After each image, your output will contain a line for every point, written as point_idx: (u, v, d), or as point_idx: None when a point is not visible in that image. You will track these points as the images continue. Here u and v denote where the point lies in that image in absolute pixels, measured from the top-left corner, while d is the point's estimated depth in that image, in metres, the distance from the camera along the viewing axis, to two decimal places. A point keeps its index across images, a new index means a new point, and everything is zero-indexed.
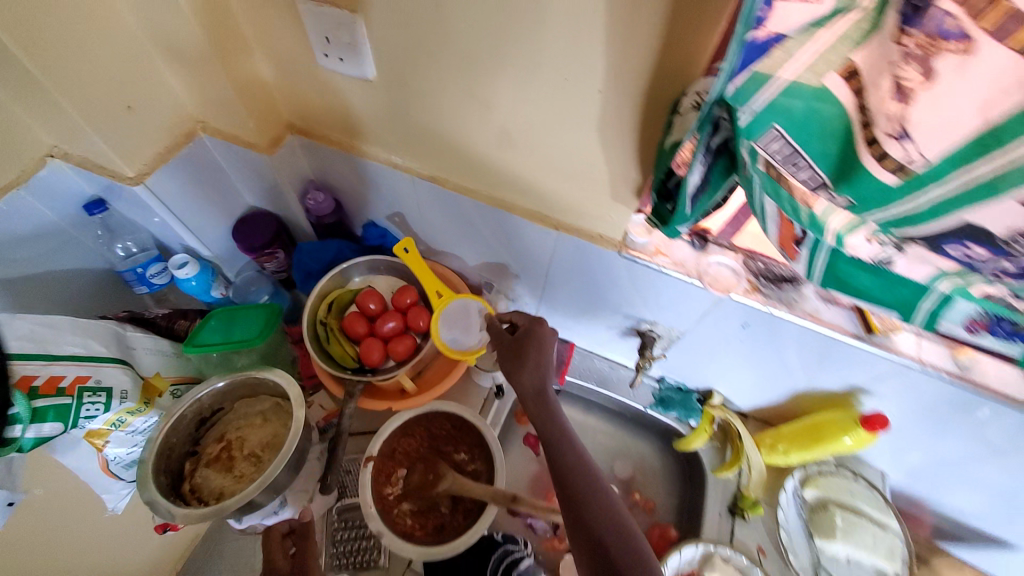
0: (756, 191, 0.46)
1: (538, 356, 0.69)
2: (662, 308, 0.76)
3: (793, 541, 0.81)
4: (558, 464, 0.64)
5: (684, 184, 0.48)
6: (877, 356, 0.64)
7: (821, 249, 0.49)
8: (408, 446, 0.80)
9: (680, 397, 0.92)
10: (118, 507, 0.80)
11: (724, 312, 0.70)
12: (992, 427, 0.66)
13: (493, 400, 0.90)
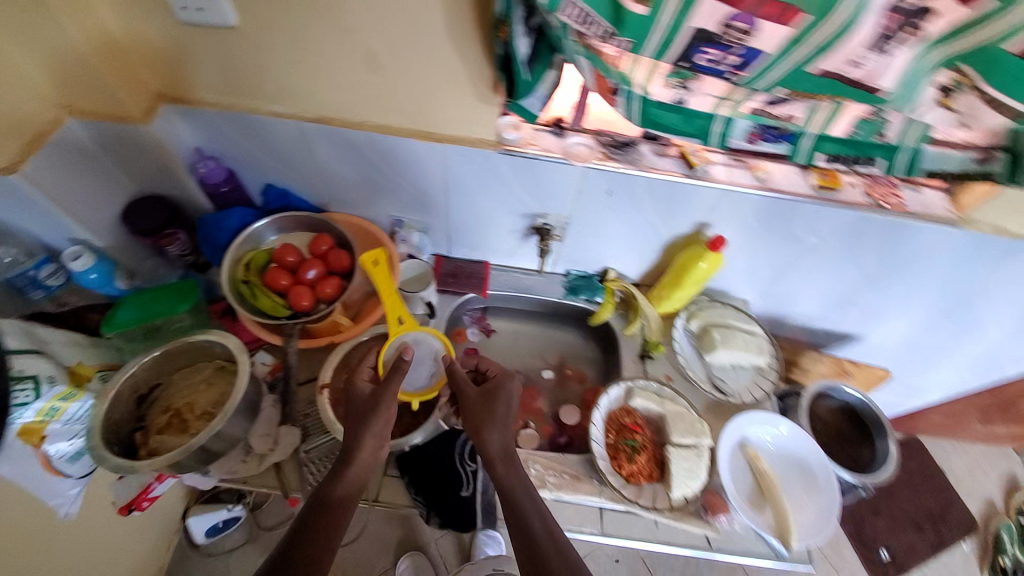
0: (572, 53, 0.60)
1: (504, 411, 0.73)
2: (547, 197, 0.89)
3: (691, 362, 1.01)
4: (523, 520, 0.66)
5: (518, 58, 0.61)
6: (702, 187, 0.83)
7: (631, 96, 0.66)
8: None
9: (585, 281, 1.08)
10: (70, 510, 0.79)
11: (590, 183, 0.85)
12: (797, 227, 0.88)
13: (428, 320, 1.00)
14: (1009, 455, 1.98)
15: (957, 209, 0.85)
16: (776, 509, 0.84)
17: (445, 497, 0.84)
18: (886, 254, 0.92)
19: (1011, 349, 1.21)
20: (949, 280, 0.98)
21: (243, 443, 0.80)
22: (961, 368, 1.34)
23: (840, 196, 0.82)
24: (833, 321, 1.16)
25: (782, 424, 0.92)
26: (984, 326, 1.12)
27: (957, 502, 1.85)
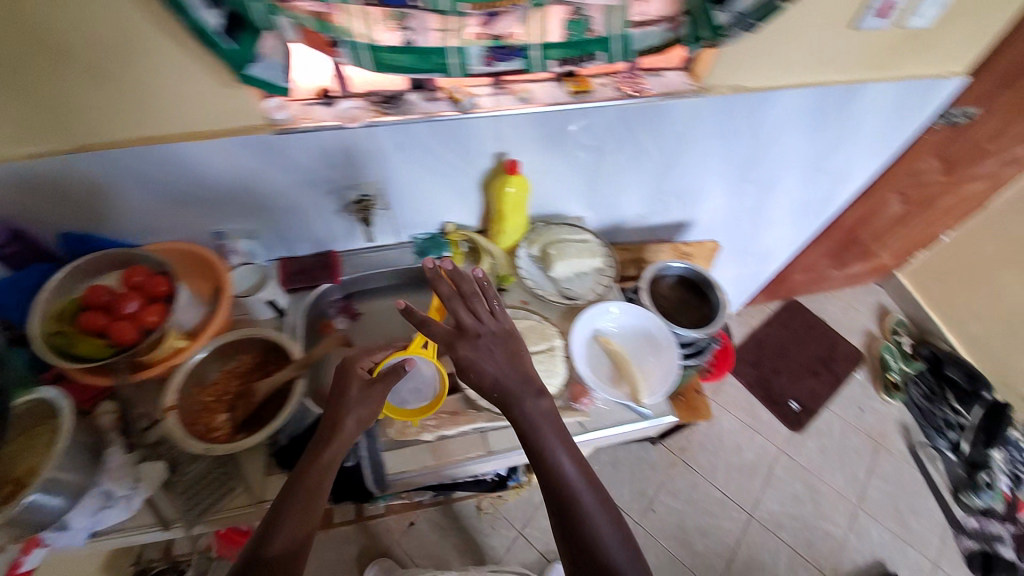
0: (256, 13, 0.68)
1: (507, 334, 0.79)
2: (347, 167, 0.93)
3: (538, 281, 1.09)
4: (541, 432, 0.75)
5: (212, 28, 0.69)
6: (477, 119, 0.91)
7: (344, 43, 0.74)
8: (215, 389, 0.89)
9: (431, 242, 1.13)
10: None
11: (377, 142, 0.90)
12: (577, 133, 1.00)
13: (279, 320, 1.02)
14: (872, 291, 2.29)
15: (694, 80, 0.99)
16: (628, 380, 0.95)
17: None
18: (660, 137, 1.06)
19: (810, 193, 1.43)
20: (725, 145, 1.14)
21: (96, 489, 0.79)
22: (785, 224, 1.55)
23: (592, 97, 0.94)
24: (661, 213, 1.32)
25: (613, 308, 1.02)
26: (777, 178, 1.31)
27: (841, 342, 2.12)
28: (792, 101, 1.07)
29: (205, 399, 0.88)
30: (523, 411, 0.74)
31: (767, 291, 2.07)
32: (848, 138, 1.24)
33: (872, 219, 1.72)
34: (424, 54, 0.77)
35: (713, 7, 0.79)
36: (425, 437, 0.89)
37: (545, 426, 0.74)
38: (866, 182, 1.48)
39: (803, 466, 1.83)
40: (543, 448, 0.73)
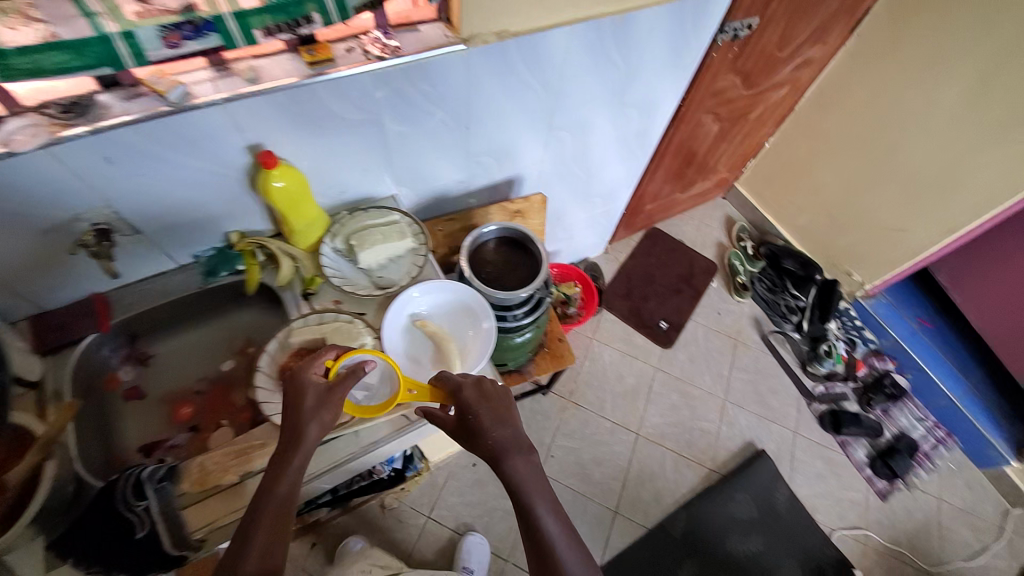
0: None
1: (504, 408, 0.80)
2: (49, 196, 0.76)
3: (348, 277, 1.00)
4: (530, 500, 0.75)
5: None
6: (198, 113, 0.76)
7: None
8: None
9: (217, 256, 0.98)
10: None
11: (73, 161, 0.73)
12: (339, 109, 0.89)
13: None
14: (720, 204, 2.48)
15: (455, 32, 0.90)
16: (445, 360, 0.94)
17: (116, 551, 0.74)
18: (440, 98, 0.98)
19: (625, 127, 1.45)
20: (516, 95, 1.10)
21: None
22: (614, 160, 1.58)
23: (337, 67, 0.82)
24: (483, 175, 1.27)
25: (412, 292, 0.97)
26: (585, 118, 1.31)
27: (698, 257, 2.30)
28: (567, 40, 1.03)
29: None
30: (515, 467, 0.76)
31: (626, 224, 2.15)
32: (640, 69, 1.25)
33: (696, 140, 1.81)
34: (82, 48, 0.62)
35: None
36: (226, 481, 0.78)
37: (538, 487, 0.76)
38: (677, 107, 1.53)
39: (677, 377, 2.01)
40: (531, 507, 0.75)
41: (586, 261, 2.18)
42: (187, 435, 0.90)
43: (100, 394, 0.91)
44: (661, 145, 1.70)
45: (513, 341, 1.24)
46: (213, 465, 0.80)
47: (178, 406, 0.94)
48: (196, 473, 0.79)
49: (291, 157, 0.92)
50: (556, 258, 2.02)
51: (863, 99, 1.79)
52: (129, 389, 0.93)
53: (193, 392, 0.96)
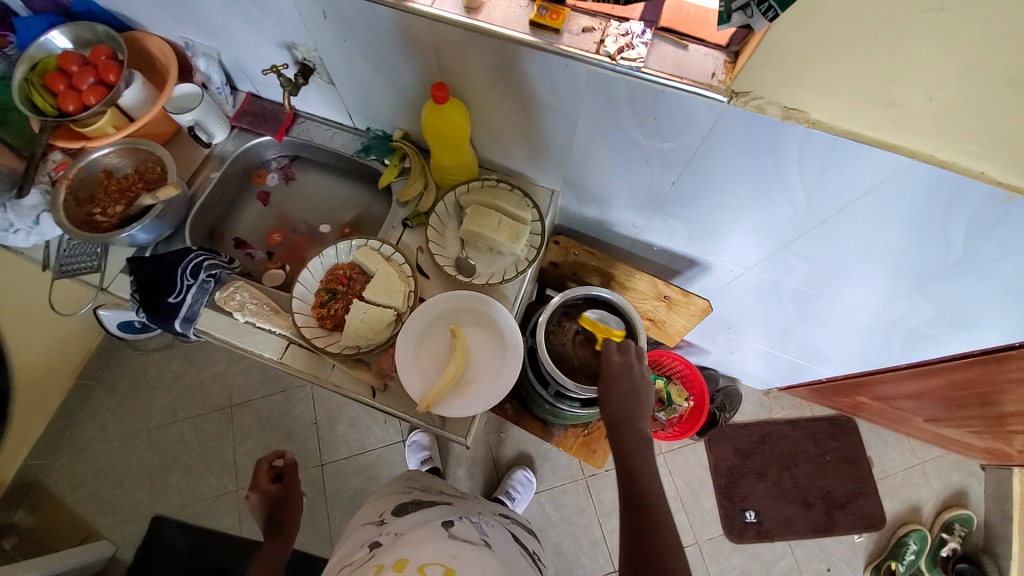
0: None
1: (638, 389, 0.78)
2: (276, 17, 0.84)
3: (443, 237, 0.94)
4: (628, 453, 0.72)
5: None
6: (406, 17, 0.72)
7: None
8: (121, 182, 1.01)
9: (378, 141, 1.03)
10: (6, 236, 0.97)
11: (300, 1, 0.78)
12: (537, 82, 0.74)
13: (203, 152, 1.09)
14: (972, 468, 1.57)
15: (727, 78, 0.63)
16: (437, 380, 0.83)
17: (153, 298, 0.91)
18: (660, 135, 0.74)
19: (896, 313, 0.96)
20: (760, 190, 0.78)
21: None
22: (847, 330, 1.10)
23: (557, 43, 0.66)
24: (662, 235, 1.01)
25: (436, 296, 0.88)
26: (846, 269, 0.89)
27: (871, 495, 1.56)
28: (889, 172, 0.65)
29: (110, 187, 1.01)
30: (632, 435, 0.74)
31: (816, 391, 1.53)
32: (988, 271, 0.75)
33: (1005, 395, 1.11)
34: None
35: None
36: (235, 314, 0.92)
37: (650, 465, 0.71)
38: (1000, 346, 0.94)
39: (708, 569, 1.51)
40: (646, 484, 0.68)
41: (730, 381, 1.68)
42: (262, 255, 1.14)
43: (247, 180, 1.16)
44: (944, 361, 1.07)
45: (548, 405, 1.11)
46: (238, 297, 0.94)
47: (271, 233, 1.16)
48: (228, 292, 0.94)
49: (473, 100, 0.83)
50: (698, 352, 1.59)
51: None
52: (262, 193, 1.16)
53: (291, 228, 1.16)
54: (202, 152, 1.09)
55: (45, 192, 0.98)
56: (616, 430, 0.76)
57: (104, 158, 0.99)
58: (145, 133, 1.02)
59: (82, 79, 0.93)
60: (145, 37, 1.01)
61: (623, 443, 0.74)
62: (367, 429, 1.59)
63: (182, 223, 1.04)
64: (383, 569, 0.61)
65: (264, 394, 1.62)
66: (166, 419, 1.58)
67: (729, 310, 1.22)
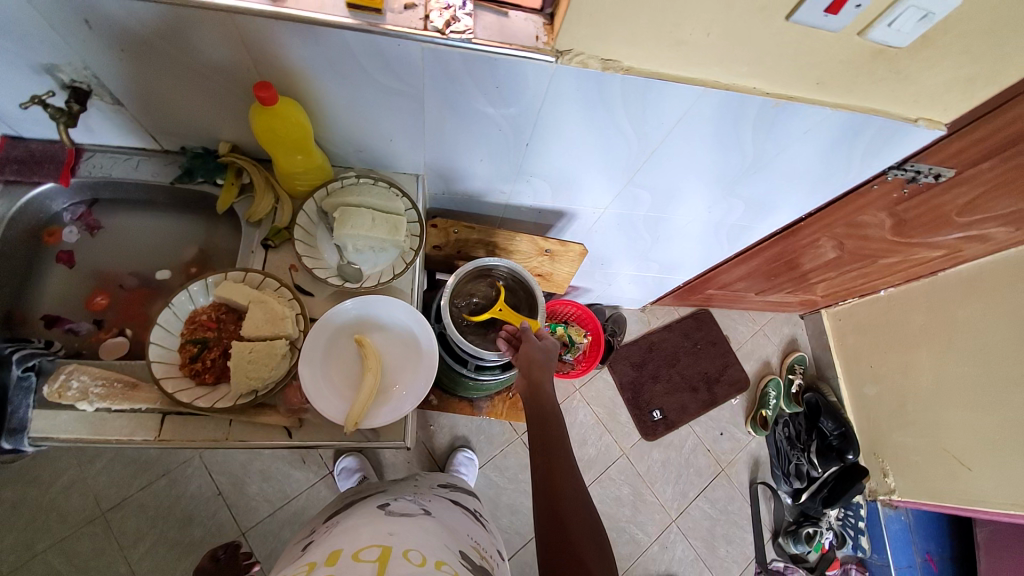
0: None
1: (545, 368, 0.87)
2: (16, 32, 0.67)
3: (315, 249, 0.88)
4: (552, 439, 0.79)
5: None
6: (198, 13, 0.63)
7: None
8: None
9: (202, 160, 0.90)
10: None
11: (44, 8, 0.63)
12: (372, 68, 0.71)
13: None
14: (792, 320, 2.04)
15: (550, 39, 0.68)
16: (358, 392, 0.80)
17: None
18: (504, 103, 0.78)
19: (721, 215, 1.17)
20: (602, 138, 0.87)
21: None
22: (692, 239, 1.31)
23: (382, 24, 0.65)
24: (530, 196, 1.07)
25: (345, 303, 0.84)
26: (680, 189, 1.05)
27: (735, 363, 1.93)
28: (691, 101, 0.78)
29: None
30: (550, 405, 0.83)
31: (678, 297, 1.81)
32: (771, 166, 0.97)
33: (801, 257, 1.46)
34: None
35: None
36: (80, 405, 0.76)
37: (579, 492, 0.73)
38: (795, 219, 1.23)
39: (639, 473, 1.73)
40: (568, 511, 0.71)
41: (615, 309, 1.90)
42: (89, 326, 0.95)
43: (34, 243, 0.93)
44: (761, 243, 1.35)
45: (470, 382, 1.13)
46: (80, 383, 0.78)
47: (91, 297, 0.97)
48: (60, 382, 0.78)
49: (307, 96, 0.77)
50: (583, 293, 1.75)
51: (988, 313, 1.41)
52: (63, 254, 0.96)
53: (118, 284, 0.99)
54: None
55: None
56: (541, 422, 0.81)
57: None
58: None
59: None
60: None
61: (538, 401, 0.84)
62: (285, 477, 1.44)
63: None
64: (316, 565, 0.60)
65: (144, 484, 1.36)
66: (12, 563, 1.24)
67: (600, 248, 1.36)
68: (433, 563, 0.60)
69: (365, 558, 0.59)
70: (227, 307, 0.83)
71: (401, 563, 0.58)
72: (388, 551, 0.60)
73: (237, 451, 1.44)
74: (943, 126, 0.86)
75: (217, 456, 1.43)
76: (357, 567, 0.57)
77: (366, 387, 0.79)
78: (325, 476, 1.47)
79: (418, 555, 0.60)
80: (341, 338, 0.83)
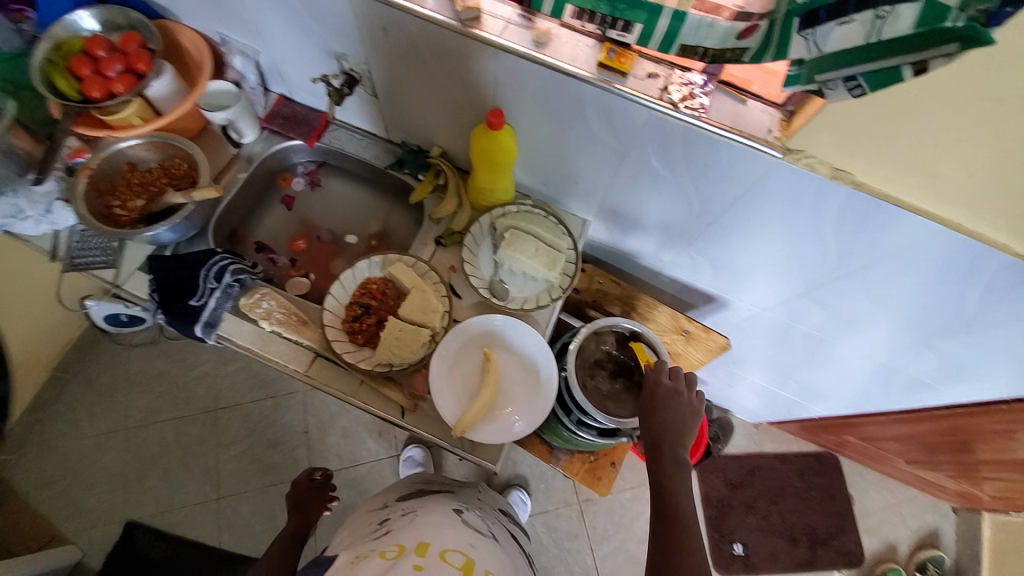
0: None
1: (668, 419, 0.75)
2: (334, 29, 0.86)
3: (477, 258, 0.95)
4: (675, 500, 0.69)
5: None
6: (472, 43, 0.73)
7: None
8: (145, 176, 1.01)
9: (414, 155, 1.04)
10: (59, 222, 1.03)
11: (362, 16, 0.79)
12: (592, 118, 0.76)
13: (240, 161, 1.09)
14: (941, 509, 1.63)
15: (782, 136, 0.66)
16: (472, 401, 0.83)
17: (175, 301, 0.93)
18: (707, 180, 0.77)
19: (900, 362, 1.00)
20: (794, 241, 0.81)
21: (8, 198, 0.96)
22: (849, 374, 1.14)
23: (620, 85, 0.68)
24: (686, 271, 1.03)
25: (495, 316, 0.88)
26: (858, 317, 0.93)
27: (852, 532, 1.60)
28: (916, 236, 0.70)
29: (133, 179, 1.01)
30: (678, 482, 0.71)
31: (804, 428, 1.58)
32: (997, 331, 0.80)
33: (991, 445, 1.17)
34: None
35: (795, 26, 0.46)
36: (262, 322, 0.91)
37: None
38: (997, 399, 1.00)
39: None
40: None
41: (723, 413, 1.72)
42: (285, 261, 1.14)
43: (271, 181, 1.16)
44: (937, 410, 1.12)
45: (563, 431, 1.10)
46: (272, 307, 0.93)
47: (295, 240, 1.16)
48: (254, 299, 0.94)
49: (523, 127, 0.85)
50: (695, 383, 1.62)
51: None
52: (287, 198, 1.17)
53: (315, 235, 1.17)
54: (231, 150, 1.09)
55: (60, 179, 0.99)
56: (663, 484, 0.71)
57: (131, 150, 1.00)
58: (178, 128, 1.02)
59: (101, 66, 0.92)
60: (179, 28, 1.01)
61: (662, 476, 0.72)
62: (359, 442, 1.55)
63: (206, 226, 1.05)
64: (405, 550, 0.61)
65: (253, 399, 1.56)
66: (145, 419, 1.52)
67: (736, 345, 1.25)
68: None
69: (452, 563, 0.59)
70: (394, 284, 0.93)
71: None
72: (471, 565, 0.61)
73: (330, 401, 1.58)
74: None
75: (315, 399, 1.60)
76: (446, 571, 0.58)
77: (482, 400, 0.82)
78: (392, 457, 1.54)
79: None
80: (479, 346, 0.88)
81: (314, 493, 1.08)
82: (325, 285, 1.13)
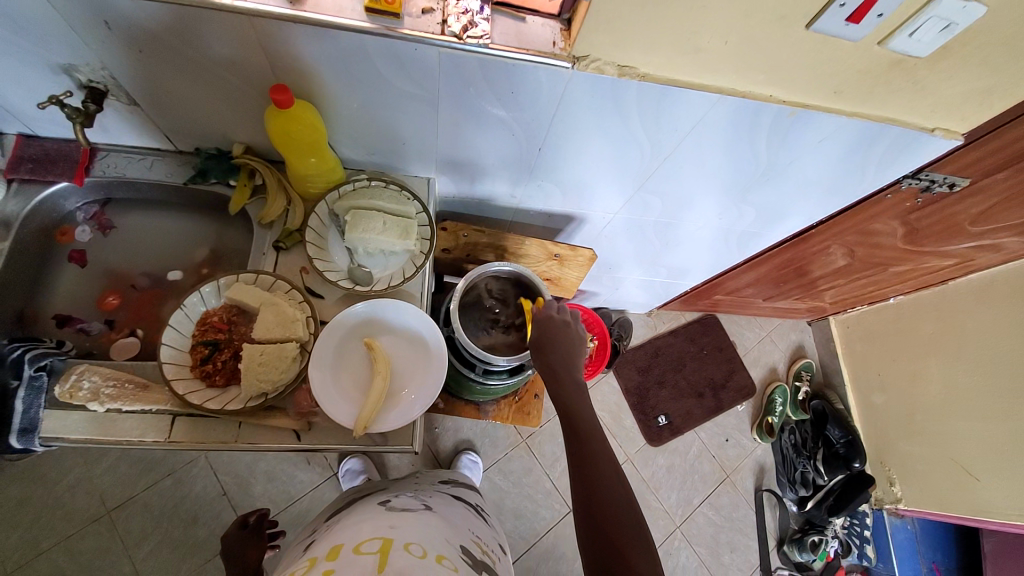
0: None
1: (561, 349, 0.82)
2: (35, 33, 0.67)
3: (326, 250, 0.88)
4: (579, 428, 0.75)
5: None
6: (215, 15, 0.62)
7: None
8: None
9: (215, 161, 0.90)
10: None
11: (62, 8, 0.63)
12: (387, 71, 0.71)
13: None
14: (800, 327, 2.02)
15: (567, 45, 0.68)
16: (367, 396, 0.79)
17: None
18: (519, 107, 0.78)
19: (732, 222, 1.17)
20: (618, 142, 0.87)
21: None
22: (701, 246, 1.31)
23: (400, 28, 0.64)
24: (540, 200, 1.07)
25: (356, 305, 0.84)
26: (690, 195, 1.05)
27: (741, 370, 1.92)
28: (706, 108, 0.78)
29: None
30: (579, 402, 0.77)
31: (685, 302, 1.81)
32: (788, 173, 0.96)
33: (813, 263, 1.44)
34: None
35: None
36: (90, 405, 0.76)
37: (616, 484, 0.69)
38: (806, 228, 1.22)
39: (644, 478, 1.72)
40: (618, 531, 0.65)
41: (621, 314, 1.89)
42: (100, 326, 0.96)
43: (47, 241, 0.94)
44: (770, 250, 1.34)
45: (477, 386, 1.13)
46: (92, 383, 0.78)
47: (102, 298, 0.98)
48: (72, 382, 0.78)
49: (322, 98, 0.77)
50: (590, 297, 1.75)
51: (996, 319, 1.39)
52: (75, 254, 0.97)
53: (129, 284, 1.00)
54: None
55: None
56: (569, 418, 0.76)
57: None
58: None
59: None
60: None
61: (568, 403, 0.77)
62: (290, 477, 1.44)
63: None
64: (317, 560, 0.59)
65: (149, 483, 1.36)
66: (18, 561, 1.24)
67: (607, 253, 1.35)
68: (434, 556, 0.59)
69: (366, 551, 0.58)
70: (239, 309, 0.83)
71: (402, 556, 0.58)
72: (389, 543, 0.60)
73: (241, 452, 1.44)
74: (960, 137, 0.86)
75: (222, 456, 1.43)
76: (358, 560, 0.56)
77: (377, 390, 0.79)
78: (330, 477, 1.47)
79: (419, 549, 0.60)
80: (352, 341, 0.83)
81: (246, 538, 0.97)
82: (159, 339, 0.98)
